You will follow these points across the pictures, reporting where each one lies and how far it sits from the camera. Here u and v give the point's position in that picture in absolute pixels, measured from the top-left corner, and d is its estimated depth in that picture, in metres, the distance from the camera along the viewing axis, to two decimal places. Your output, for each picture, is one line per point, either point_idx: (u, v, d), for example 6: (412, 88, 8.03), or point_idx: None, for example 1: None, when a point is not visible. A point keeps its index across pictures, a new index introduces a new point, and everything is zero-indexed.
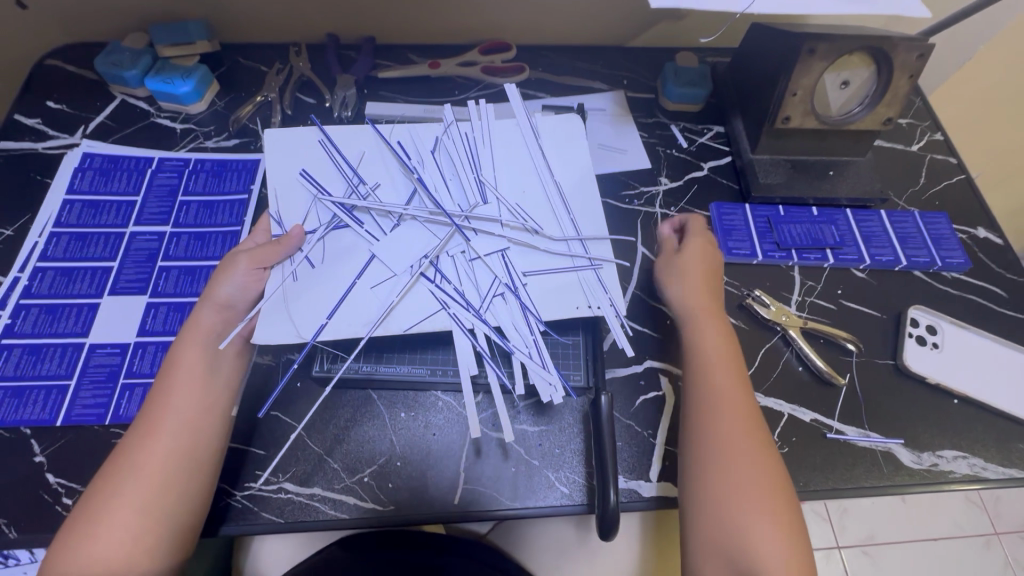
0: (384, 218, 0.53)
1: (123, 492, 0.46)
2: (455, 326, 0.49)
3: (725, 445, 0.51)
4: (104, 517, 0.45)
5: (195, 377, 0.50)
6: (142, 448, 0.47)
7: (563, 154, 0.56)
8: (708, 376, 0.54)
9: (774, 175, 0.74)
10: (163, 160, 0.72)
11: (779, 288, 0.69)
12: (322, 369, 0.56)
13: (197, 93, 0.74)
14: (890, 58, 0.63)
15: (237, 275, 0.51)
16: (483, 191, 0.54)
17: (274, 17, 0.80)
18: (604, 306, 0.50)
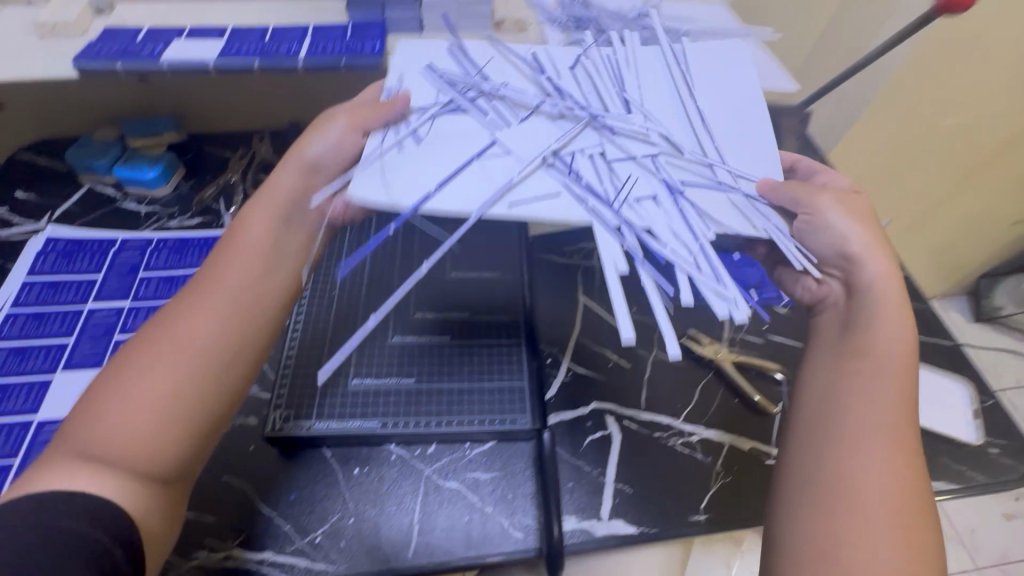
0: (513, 111, 0.49)
1: (158, 343, 0.45)
2: (599, 224, 0.41)
3: (874, 512, 0.41)
4: (119, 393, 0.43)
5: (269, 233, 0.51)
6: (168, 353, 0.45)
7: (721, 84, 0.53)
8: (865, 411, 0.45)
9: None
10: (127, 240, 0.76)
11: (711, 327, 0.75)
12: (275, 428, 0.59)
13: (163, 177, 0.80)
14: (778, 122, 0.74)
15: (333, 132, 0.51)
16: (630, 108, 0.50)
17: (239, 109, 0.88)
18: (770, 228, 0.45)
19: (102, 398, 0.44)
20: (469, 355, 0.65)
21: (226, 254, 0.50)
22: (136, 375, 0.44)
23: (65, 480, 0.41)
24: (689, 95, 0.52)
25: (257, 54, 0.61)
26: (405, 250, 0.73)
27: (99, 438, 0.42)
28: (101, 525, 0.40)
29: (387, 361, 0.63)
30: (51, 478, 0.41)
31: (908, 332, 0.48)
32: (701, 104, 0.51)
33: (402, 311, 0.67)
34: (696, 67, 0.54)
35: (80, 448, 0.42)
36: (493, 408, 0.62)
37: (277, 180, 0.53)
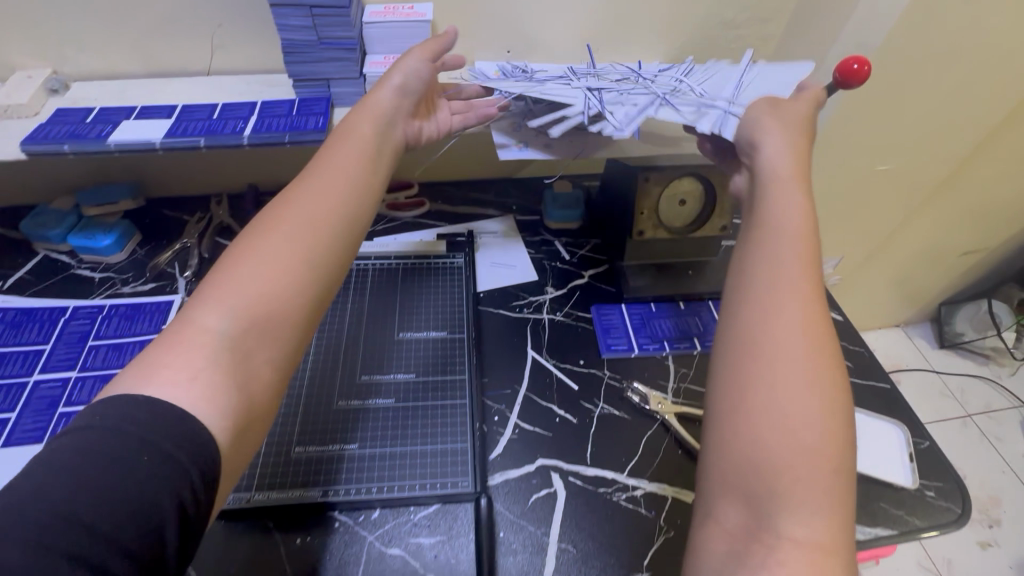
0: (604, 79, 0.72)
1: (269, 234, 0.47)
2: (577, 103, 0.64)
3: (785, 352, 0.40)
4: (189, 331, 0.42)
5: (356, 165, 0.54)
6: (315, 210, 0.50)
7: (771, 71, 0.65)
8: (772, 273, 0.44)
9: (641, 278, 0.86)
10: (77, 308, 0.76)
11: (657, 377, 0.77)
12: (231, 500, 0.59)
13: (118, 244, 0.82)
14: (710, 178, 0.78)
15: (414, 60, 0.62)
16: (683, 85, 0.68)
17: (198, 174, 0.91)
18: (717, 105, 0.61)
19: (219, 275, 0.45)
20: (412, 418, 0.66)
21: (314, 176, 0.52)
22: (256, 261, 0.45)
23: (204, 355, 0.41)
24: (741, 76, 0.66)
25: (203, 134, 0.64)
26: (354, 314, 0.76)
27: (245, 288, 0.44)
28: (195, 462, 0.37)
29: (330, 426, 0.64)
30: (172, 373, 0.39)
31: (803, 205, 0.49)
32: (749, 82, 0.65)
33: (348, 375, 0.69)
34: (758, 67, 0.68)
35: (203, 320, 0.42)
36: (434, 471, 0.62)
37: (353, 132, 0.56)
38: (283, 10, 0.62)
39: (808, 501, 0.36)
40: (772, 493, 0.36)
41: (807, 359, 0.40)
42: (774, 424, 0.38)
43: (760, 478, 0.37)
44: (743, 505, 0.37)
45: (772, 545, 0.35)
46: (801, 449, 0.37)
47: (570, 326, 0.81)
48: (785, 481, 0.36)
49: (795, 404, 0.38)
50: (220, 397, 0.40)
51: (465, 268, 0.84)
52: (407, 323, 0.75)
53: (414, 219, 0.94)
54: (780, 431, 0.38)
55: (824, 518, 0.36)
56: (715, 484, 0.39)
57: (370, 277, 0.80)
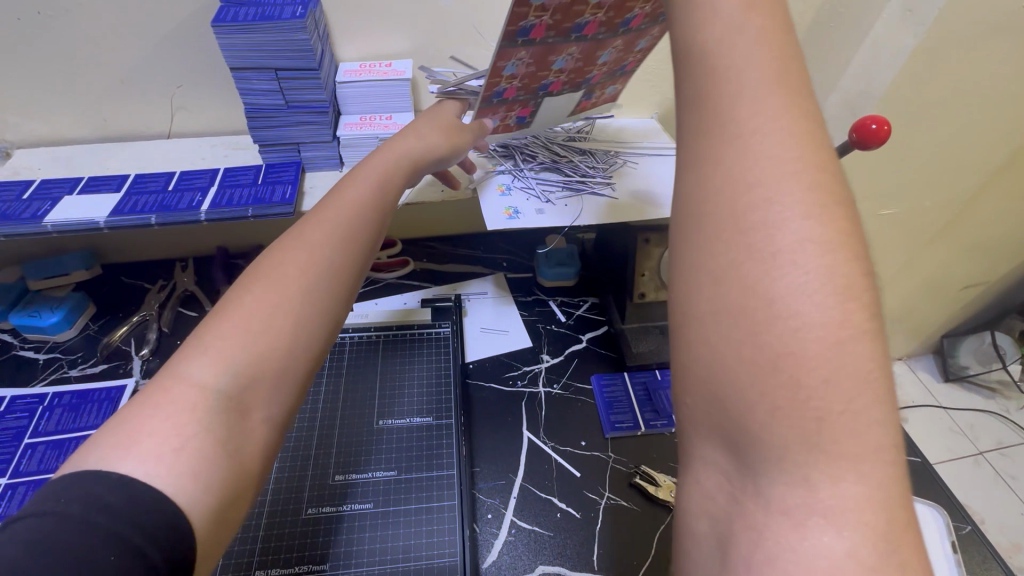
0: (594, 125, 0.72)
1: (276, 276, 0.40)
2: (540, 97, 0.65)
3: (754, 201, 0.23)
4: (173, 387, 0.34)
5: (378, 196, 0.49)
6: (336, 248, 0.43)
7: None
8: (727, 74, 0.25)
9: (644, 342, 0.79)
10: (16, 399, 0.67)
11: (667, 459, 0.69)
12: None
13: (67, 321, 0.74)
14: None
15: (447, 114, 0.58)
16: None
17: (161, 239, 0.84)
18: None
19: (218, 323, 0.38)
20: (393, 528, 0.58)
21: (337, 205, 0.46)
22: (268, 312, 0.38)
23: (199, 416, 0.34)
24: None
25: (155, 210, 0.57)
26: (328, 399, 0.68)
27: (251, 344, 0.37)
28: (159, 543, 0.29)
29: (297, 542, 0.56)
30: (156, 436, 0.32)
31: None
32: None
33: (321, 475, 0.61)
34: None
35: (195, 374, 0.35)
36: None
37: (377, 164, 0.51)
38: (246, 75, 0.56)
39: (824, 449, 0.21)
40: (757, 448, 0.23)
41: (799, 210, 0.22)
42: (748, 342, 0.22)
43: (734, 426, 0.23)
44: (725, 453, 0.24)
45: (764, 521, 0.23)
46: (800, 374, 0.21)
47: (569, 400, 0.74)
48: (777, 430, 0.22)
49: (783, 288, 0.22)
50: (208, 465, 0.33)
51: (452, 338, 0.77)
52: (387, 408, 0.68)
53: (397, 279, 0.87)
54: (757, 351, 0.22)
55: (854, 466, 0.21)
56: (681, 414, 0.26)
57: (347, 355, 0.73)
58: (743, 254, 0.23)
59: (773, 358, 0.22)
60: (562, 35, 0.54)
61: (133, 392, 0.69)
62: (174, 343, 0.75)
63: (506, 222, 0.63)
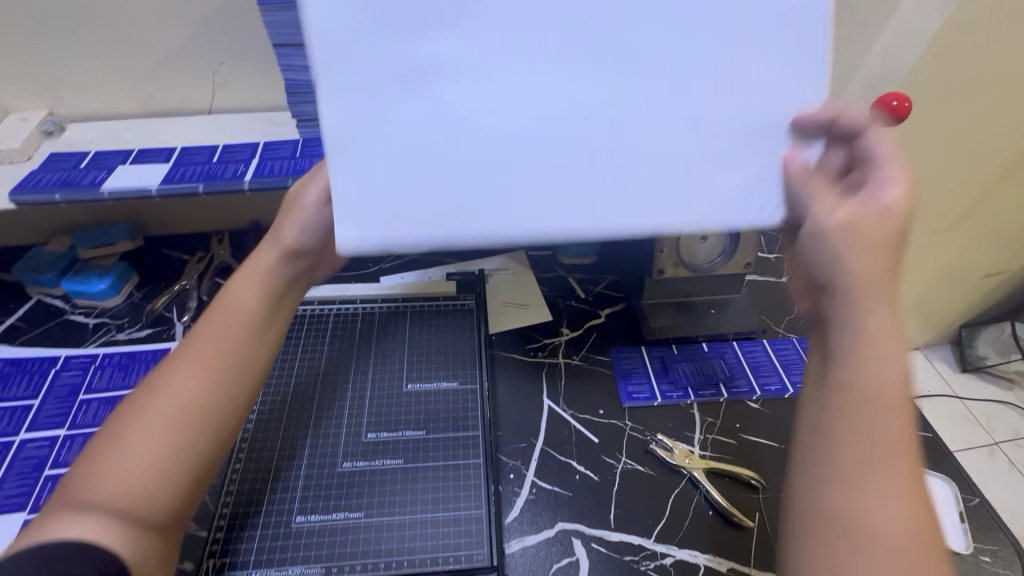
0: None
1: (151, 417, 0.44)
2: None
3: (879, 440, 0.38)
4: (96, 473, 0.42)
5: (242, 313, 0.49)
6: (205, 386, 0.46)
7: None
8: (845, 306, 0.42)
9: (662, 317, 0.81)
10: (70, 358, 0.72)
11: (682, 428, 0.72)
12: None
13: (114, 288, 0.78)
14: None
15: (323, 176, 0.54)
16: None
17: (200, 212, 0.88)
18: None
19: (127, 429, 0.44)
20: (421, 481, 0.61)
21: (195, 351, 0.47)
22: (181, 424, 0.44)
23: (115, 513, 0.41)
24: None
25: (202, 178, 0.60)
26: (359, 364, 0.72)
27: (173, 448, 0.44)
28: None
29: (333, 492, 0.60)
30: (89, 516, 0.40)
31: None
32: None
33: (354, 433, 0.65)
34: None
35: (122, 462, 0.42)
36: (443, 543, 0.57)
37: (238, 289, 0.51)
38: (285, 51, 0.59)
39: None
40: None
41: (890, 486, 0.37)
42: (847, 521, 0.37)
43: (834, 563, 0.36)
44: None
45: None
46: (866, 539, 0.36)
47: (589, 370, 0.77)
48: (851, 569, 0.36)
49: (878, 506, 0.37)
50: (135, 530, 0.41)
51: (476, 309, 0.80)
52: (416, 373, 0.72)
53: (422, 254, 0.91)
54: (850, 519, 0.37)
55: None
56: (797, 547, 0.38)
57: (363, 323, 0.77)
58: (866, 473, 0.37)
59: (853, 529, 0.37)
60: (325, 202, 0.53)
61: None
62: None
63: None
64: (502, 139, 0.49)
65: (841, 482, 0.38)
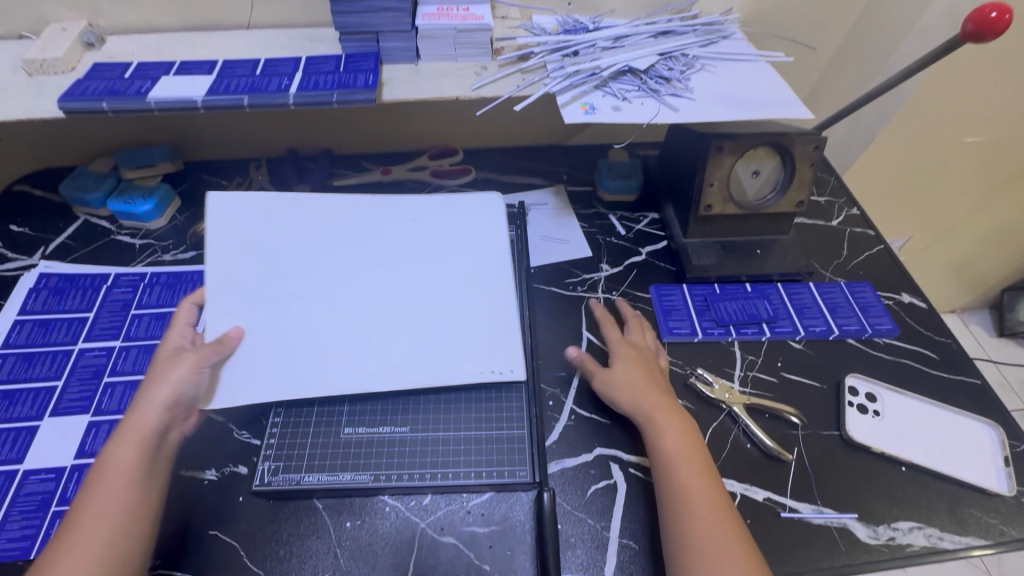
0: (643, 42, 0.71)
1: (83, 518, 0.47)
2: (573, 51, 0.68)
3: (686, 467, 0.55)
4: None
5: (130, 473, 0.50)
6: (116, 529, 0.47)
7: (764, 98, 0.67)
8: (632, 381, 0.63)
9: (706, 256, 0.79)
10: (119, 276, 0.74)
11: (722, 365, 0.71)
12: (264, 482, 0.57)
13: (158, 210, 0.79)
14: (790, 151, 0.72)
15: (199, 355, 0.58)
16: (684, 77, 0.68)
17: (237, 137, 0.87)
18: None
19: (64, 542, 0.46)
20: (464, 401, 0.63)
21: (91, 501, 0.48)
22: (107, 517, 0.47)
23: None
24: (736, 91, 0.68)
25: (247, 91, 0.59)
26: None
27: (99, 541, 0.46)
28: None
29: (379, 407, 0.62)
30: None
31: None
32: (735, 99, 0.66)
33: None
34: (760, 90, 0.68)
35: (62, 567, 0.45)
36: (486, 459, 0.59)
37: (111, 457, 0.50)
38: None
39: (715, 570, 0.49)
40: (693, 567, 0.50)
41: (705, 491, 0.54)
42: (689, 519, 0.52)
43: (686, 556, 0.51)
44: None
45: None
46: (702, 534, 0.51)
47: (629, 306, 0.76)
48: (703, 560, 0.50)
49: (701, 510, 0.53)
50: None
51: (517, 240, 0.79)
52: None
53: (460, 187, 0.89)
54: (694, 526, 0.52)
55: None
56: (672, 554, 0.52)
57: None
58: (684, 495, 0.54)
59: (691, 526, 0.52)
60: (211, 362, 0.57)
61: None
62: None
63: (583, 118, 0.62)
64: (337, 328, 0.62)
65: (684, 497, 0.54)
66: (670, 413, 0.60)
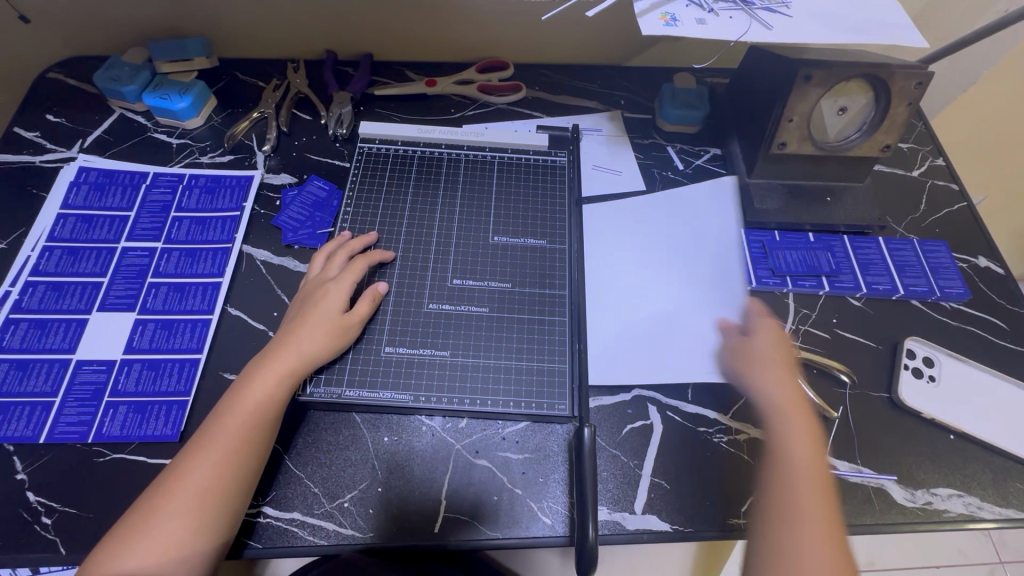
0: None
1: (221, 431, 0.51)
2: None
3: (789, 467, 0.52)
4: (175, 489, 0.48)
5: (261, 411, 0.52)
6: (240, 449, 0.50)
7: (871, 21, 0.58)
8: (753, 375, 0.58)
9: (770, 200, 0.73)
10: (158, 176, 0.72)
11: (774, 316, 0.68)
12: (307, 395, 0.58)
13: (194, 109, 0.75)
14: (888, 86, 0.63)
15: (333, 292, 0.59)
16: None
17: (275, 34, 0.81)
18: None
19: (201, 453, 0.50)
20: (506, 331, 0.62)
21: (232, 414, 0.52)
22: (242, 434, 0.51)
23: (194, 512, 0.47)
24: (838, 10, 0.58)
25: None
26: (446, 209, 0.70)
27: (223, 457, 0.50)
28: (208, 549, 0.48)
29: (419, 331, 0.62)
30: (165, 515, 0.47)
31: None
32: (838, 21, 0.57)
33: (439, 278, 0.65)
34: (868, 11, 0.59)
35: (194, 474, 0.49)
36: (526, 390, 0.59)
37: (259, 386, 0.53)
38: None
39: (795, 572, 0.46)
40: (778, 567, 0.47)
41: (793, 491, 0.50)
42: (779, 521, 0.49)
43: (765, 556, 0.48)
44: None
45: None
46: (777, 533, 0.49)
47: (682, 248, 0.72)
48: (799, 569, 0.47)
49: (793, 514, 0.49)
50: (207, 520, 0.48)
51: (568, 169, 0.75)
52: (504, 225, 0.69)
53: (508, 106, 0.82)
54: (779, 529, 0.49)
55: None
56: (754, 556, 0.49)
57: (460, 170, 0.74)
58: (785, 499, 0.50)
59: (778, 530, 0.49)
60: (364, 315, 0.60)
61: (260, 184, 0.73)
62: (293, 144, 0.76)
63: (663, 30, 0.54)
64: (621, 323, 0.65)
65: (781, 503, 0.50)
66: (801, 412, 0.56)
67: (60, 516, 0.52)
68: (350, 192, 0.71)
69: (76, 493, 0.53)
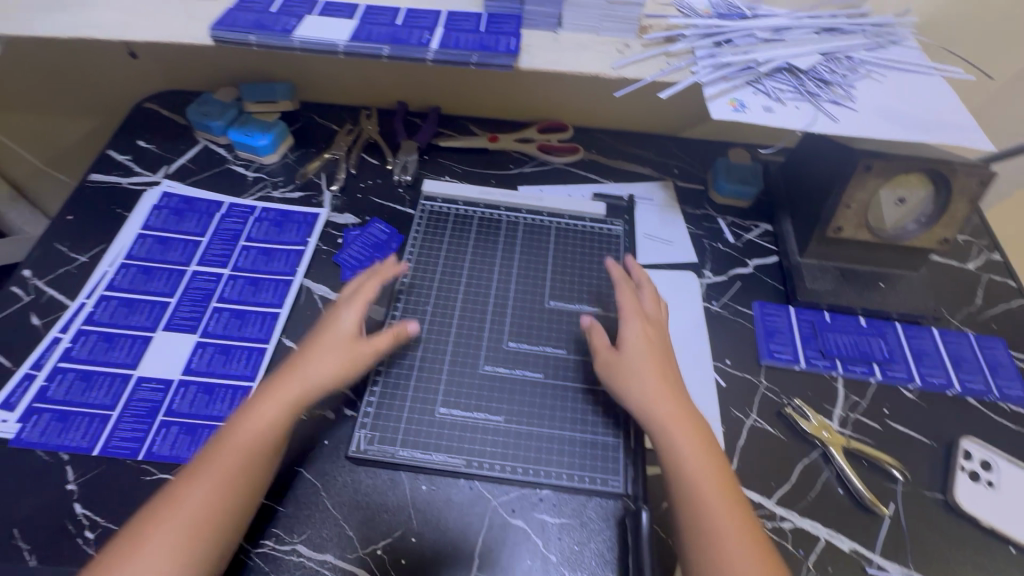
0: (801, 39, 0.64)
1: (254, 427, 0.53)
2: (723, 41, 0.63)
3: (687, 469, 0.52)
4: (201, 480, 0.50)
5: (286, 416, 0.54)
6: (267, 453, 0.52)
7: (936, 119, 0.59)
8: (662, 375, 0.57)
9: (821, 281, 0.73)
10: (233, 206, 0.77)
11: (822, 400, 0.66)
12: (359, 449, 0.58)
13: (273, 146, 0.80)
14: (949, 181, 0.64)
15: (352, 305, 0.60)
16: (845, 84, 0.61)
17: (354, 84, 0.87)
18: None
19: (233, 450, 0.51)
20: (560, 401, 0.62)
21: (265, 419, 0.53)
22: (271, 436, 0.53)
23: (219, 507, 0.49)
24: (903, 108, 0.60)
25: (388, 41, 0.58)
26: (502, 270, 0.72)
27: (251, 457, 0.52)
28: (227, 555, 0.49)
29: (475, 393, 0.62)
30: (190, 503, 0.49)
31: None
32: (903, 117, 0.59)
33: (494, 340, 0.66)
34: (933, 109, 0.61)
35: (220, 471, 0.50)
36: (573, 462, 0.59)
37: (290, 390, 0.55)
38: None
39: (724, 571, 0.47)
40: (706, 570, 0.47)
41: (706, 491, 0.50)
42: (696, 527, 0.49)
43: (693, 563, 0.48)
44: None
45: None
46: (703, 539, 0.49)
47: (728, 320, 0.72)
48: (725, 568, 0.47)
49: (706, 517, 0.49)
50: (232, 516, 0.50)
51: (623, 239, 0.77)
52: (560, 291, 0.71)
53: (565, 166, 0.86)
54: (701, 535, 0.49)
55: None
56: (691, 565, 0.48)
57: (518, 232, 0.76)
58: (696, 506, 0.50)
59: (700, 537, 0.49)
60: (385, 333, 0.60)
61: (325, 221, 0.76)
62: (359, 186, 0.80)
63: (732, 115, 0.57)
64: None
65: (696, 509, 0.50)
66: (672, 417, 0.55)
67: (101, 531, 0.53)
68: (411, 242, 0.74)
69: (120, 509, 0.54)
